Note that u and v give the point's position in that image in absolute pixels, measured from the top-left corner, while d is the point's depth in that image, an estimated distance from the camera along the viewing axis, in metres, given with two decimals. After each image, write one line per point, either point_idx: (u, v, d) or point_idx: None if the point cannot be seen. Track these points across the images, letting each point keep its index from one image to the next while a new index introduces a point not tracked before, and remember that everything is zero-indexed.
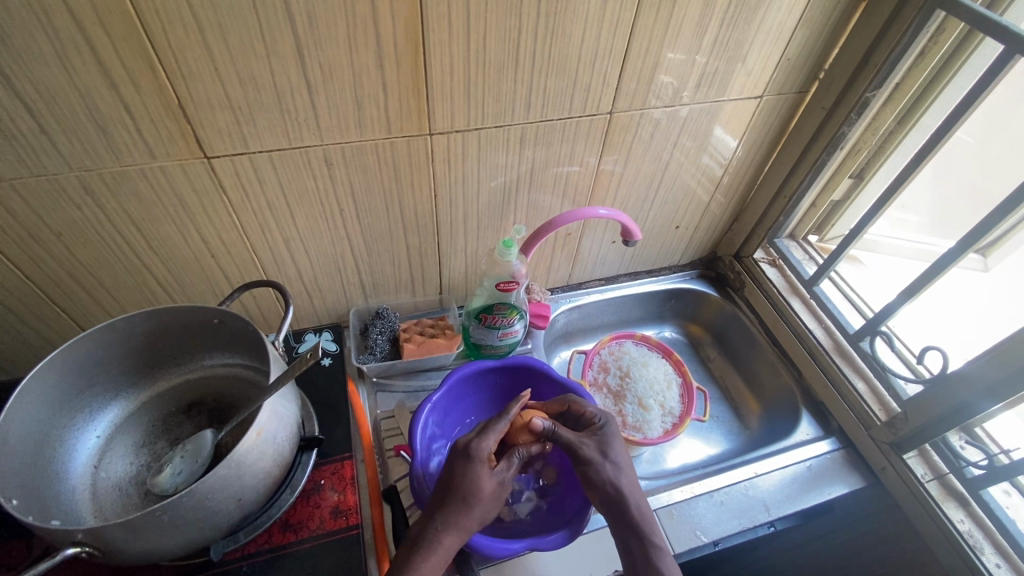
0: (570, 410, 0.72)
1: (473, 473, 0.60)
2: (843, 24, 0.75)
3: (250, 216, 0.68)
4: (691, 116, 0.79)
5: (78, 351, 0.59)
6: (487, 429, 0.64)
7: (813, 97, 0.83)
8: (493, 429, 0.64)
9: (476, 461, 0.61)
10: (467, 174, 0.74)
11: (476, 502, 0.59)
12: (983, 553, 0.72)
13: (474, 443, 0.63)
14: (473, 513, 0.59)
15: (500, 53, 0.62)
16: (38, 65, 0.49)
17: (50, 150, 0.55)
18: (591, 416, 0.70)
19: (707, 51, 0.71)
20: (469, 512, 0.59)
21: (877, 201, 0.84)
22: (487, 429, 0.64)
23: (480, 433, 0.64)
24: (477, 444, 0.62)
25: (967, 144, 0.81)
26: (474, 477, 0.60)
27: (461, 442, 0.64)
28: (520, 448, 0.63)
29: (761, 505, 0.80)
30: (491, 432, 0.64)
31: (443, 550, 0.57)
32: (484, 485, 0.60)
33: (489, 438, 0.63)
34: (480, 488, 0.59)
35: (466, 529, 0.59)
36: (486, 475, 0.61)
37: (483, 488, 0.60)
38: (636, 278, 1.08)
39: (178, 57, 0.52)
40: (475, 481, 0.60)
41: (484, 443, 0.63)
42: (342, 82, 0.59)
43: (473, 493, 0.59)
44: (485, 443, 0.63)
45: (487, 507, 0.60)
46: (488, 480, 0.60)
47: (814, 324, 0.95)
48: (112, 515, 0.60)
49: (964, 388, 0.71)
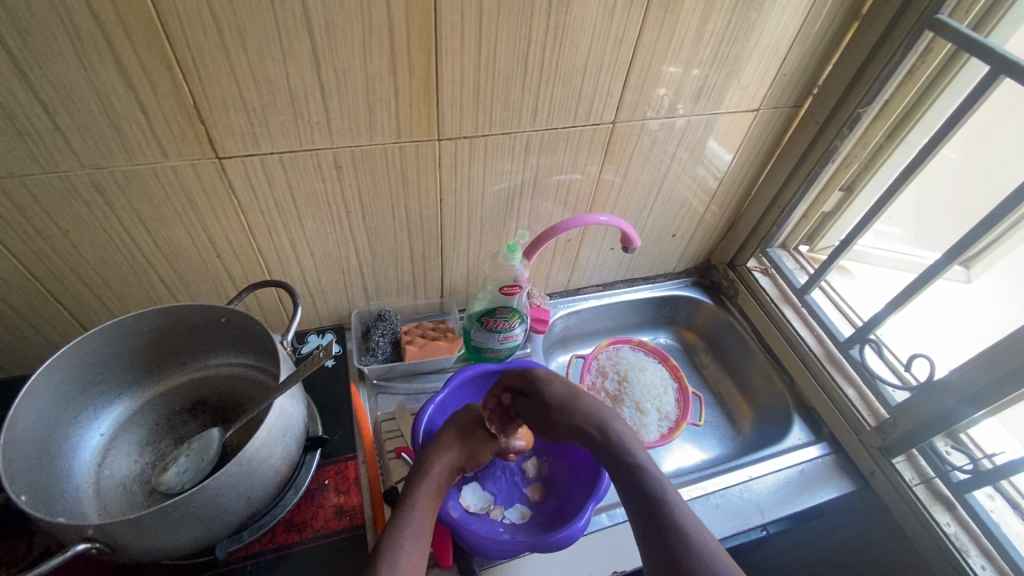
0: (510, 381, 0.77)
1: (463, 414, 0.73)
2: (835, 43, 0.78)
3: (258, 218, 0.69)
4: (689, 128, 0.82)
5: (85, 349, 0.59)
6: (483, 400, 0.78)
7: (806, 111, 0.86)
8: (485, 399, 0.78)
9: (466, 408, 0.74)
10: (472, 179, 0.75)
11: (461, 431, 0.70)
12: (969, 555, 0.74)
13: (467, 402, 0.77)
14: (458, 438, 0.69)
15: (509, 63, 0.64)
16: (55, 61, 0.50)
17: (62, 147, 0.55)
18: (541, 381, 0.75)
19: (706, 65, 0.74)
20: (457, 438, 0.69)
21: (866, 214, 0.87)
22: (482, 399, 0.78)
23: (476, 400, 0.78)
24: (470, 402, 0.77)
25: (951, 160, 0.83)
26: (463, 416, 0.73)
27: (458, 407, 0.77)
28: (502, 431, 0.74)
29: (755, 509, 0.81)
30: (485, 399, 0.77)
31: (437, 468, 0.65)
32: (470, 421, 0.72)
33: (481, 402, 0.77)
34: (466, 422, 0.72)
35: (454, 450, 0.68)
36: (474, 418, 0.73)
37: (467, 422, 0.72)
38: (632, 285, 1.10)
39: (196, 58, 0.53)
40: (463, 417, 0.72)
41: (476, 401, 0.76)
42: (355, 87, 0.60)
43: (461, 425, 0.71)
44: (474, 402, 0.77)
45: (471, 439, 0.71)
46: (475, 421, 0.73)
47: (805, 331, 0.98)
48: (117, 513, 0.60)
49: (950, 395, 0.74)
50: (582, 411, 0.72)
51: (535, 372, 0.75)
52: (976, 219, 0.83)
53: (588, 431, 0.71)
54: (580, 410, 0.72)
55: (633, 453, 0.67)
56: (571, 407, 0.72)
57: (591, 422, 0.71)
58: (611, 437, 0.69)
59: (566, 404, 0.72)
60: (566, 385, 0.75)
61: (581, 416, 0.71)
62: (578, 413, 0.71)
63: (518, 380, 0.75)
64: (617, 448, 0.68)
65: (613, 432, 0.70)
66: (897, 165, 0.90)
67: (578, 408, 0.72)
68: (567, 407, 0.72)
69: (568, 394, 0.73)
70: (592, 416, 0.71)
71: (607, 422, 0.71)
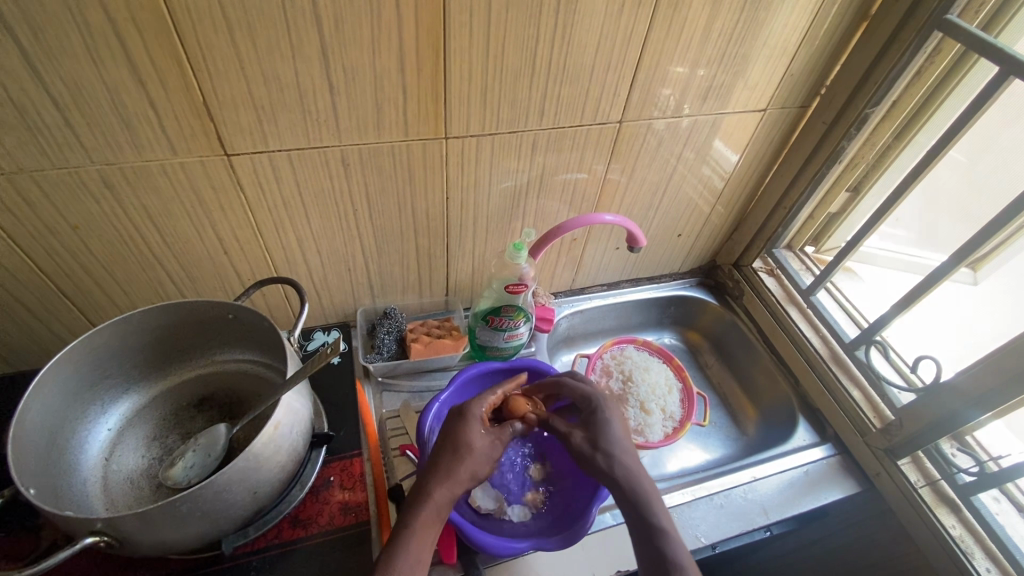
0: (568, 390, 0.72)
1: (465, 429, 0.63)
2: (843, 43, 0.77)
3: (265, 215, 0.69)
4: (695, 128, 0.81)
5: (94, 344, 0.59)
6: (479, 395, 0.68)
7: (813, 111, 0.86)
8: (485, 395, 0.68)
9: (468, 419, 0.64)
10: (479, 178, 0.75)
11: (467, 454, 0.62)
12: (974, 557, 0.74)
13: (466, 404, 0.66)
14: (464, 464, 0.61)
15: (516, 62, 0.64)
16: (67, 58, 0.50)
17: (73, 143, 0.56)
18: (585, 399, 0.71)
19: (714, 64, 0.74)
20: (461, 464, 0.61)
21: (873, 216, 0.87)
22: (480, 395, 0.68)
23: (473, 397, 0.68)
24: (469, 403, 0.66)
25: (958, 162, 0.83)
26: (466, 432, 0.63)
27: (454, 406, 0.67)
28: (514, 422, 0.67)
29: (759, 509, 0.81)
30: (484, 397, 0.68)
31: (438, 498, 0.59)
32: (475, 440, 0.63)
33: (482, 402, 0.67)
34: (470, 442, 0.62)
35: (458, 482, 0.60)
36: (478, 433, 0.64)
37: (473, 442, 0.63)
38: (637, 285, 1.10)
39: (205, 55, 0.53)
40: (466, 435, 0.63)
41: (475, 403, 0.66)
42: (363, 85, 0.60)
43: (464, 446, 0.62)
44: (476, 405, 0.66)
45: (478, 462, 0.62)
46: (479, 437, 0.63)
47: (811, 332, 0.97)
48: (124, 507, 0.60)
49: (956, 398, 0.74)
50: (623, 462, 0.64)
51: (604, 404, 0.69)
52: (982, 220, 0.82)
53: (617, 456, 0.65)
54: (623, 461, 0.64)
55: (660, 515, 0.61)
56: (616, 455, 0.65)
57: (626, 476, 0.63)
58: (640, 493, 0.62)
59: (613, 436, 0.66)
60: (620, 426, 0.68)
61: (623, 470, 0.64)
62: (620, 465, 0.64)
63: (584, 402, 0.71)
64: (643, 505, 0.62)
65: (644, 489, 0.63)
66: (904, 167, 0.89)
67: (622, 455, 0.65)
68: (613, 454, 0.65)
69: (619, 438, 0.67)
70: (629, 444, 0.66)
71: (641, 477, 0.64)
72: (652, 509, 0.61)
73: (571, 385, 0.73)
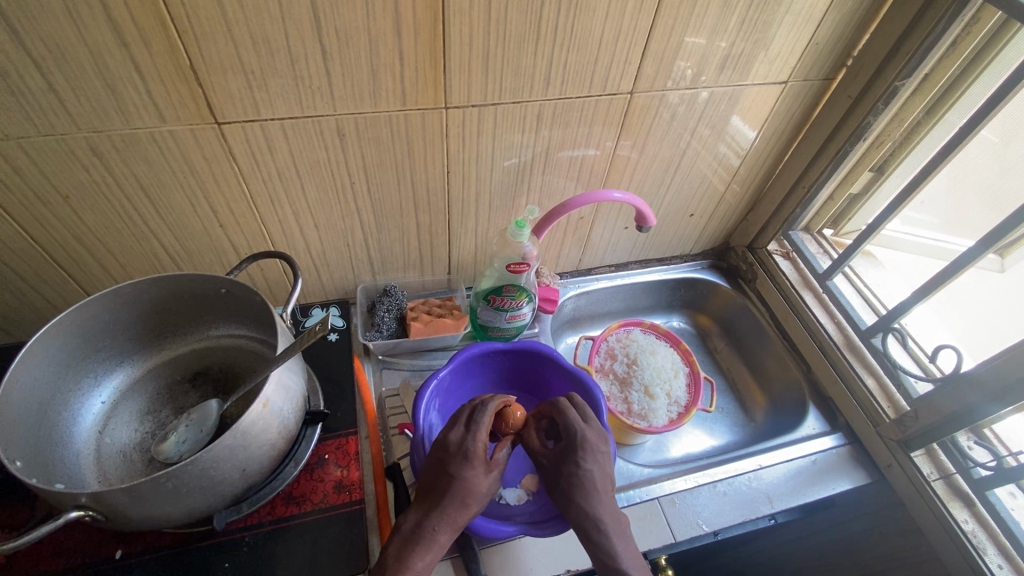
0: (555, 415, 0.67)
1: (472, 476, 0.59)
2: (874, 12, 0.72)
3: (260, 187, 0.67)
4: (711, 101, 0.77)
5: (83, 318, 0.58)
6: (477, 427, 0.62)
7: (839, 84, 0.81)
8: (484, 426, 0.62)
9: (472, 461, 0.60)
10: (480, 152, 0.73)
11: (475, 501, 0.59)
12: (985, 554, 0.72)
13: (467, 443, 0.61)
14: (470, 510, 0.59)
15: (521, 25, 0.60)
16: (46, 18, 0.48)
17: (57, 108, 0.54)
18: (568, 428, 0.64)
19: (732, 33, 0.69)
20: (467, 510, 0.59)
21: (895, 198, 0.82)
22: (478, 427, 0.62)
23: (469, 430, 0.62)
24: (471, 443, 0.61)
25: (990, 142, 0.77)
26: (474, 479, 0.59)
27: (449, 441, 0.62)
28: (507, 442, 0.64)
29: (764, 498, 0.79)
30: (483, 429, 0.62)
31: (442, 543, 0.58)
32: (482, 485, 0.60)
33: (482, 437, 0.62)
34: (478, 488, 0.59)
35: (461, 524, 0.59)
36: (484, 475, 0.60)
37: (482, 488, 0.60)
38: (645, 266, 1.07)
39: (190, 15, 0.50)
40: (473, 481, 0.59)
41: (478, 441, 0.61)
42: (357, 49, 0.57)
43: (473, 493, 0.59)
44: (479, 442, 0.61)
45: (482, 503, 0.61)
46: (485, 480, 0.60)
47: (826, 318, 0.94)
48: (116, 481, 0.60)
49: (975, 391, 0.70)
50: (583, 507, 0.61)
51: (580, 438, 0.63)
52: (1013, 203, 0.78)
53: (574, 492, 0.61)
54: (583, 505, 0.61)
55: (617, 556, 0.59)
56: (576, 500, 0.61)
57: (583, 520, 0.60)
58: (596, 537, 0.60)
59: (581, 479, 0.62)
60: (594, 464, 0.63)
61: (579, 513, 0.61)
62: (578, 508, 0.61)
63: (567, 435, 0.64)
64: (597, 546, 0.60)
65: (600, 531, 0.60)
66: (935, 144, 0.84)
67: (585, 499, 0.61)
68: (572, 495, 0.61)
69: (593, 476, 0.62)
70: (588, 481, 0.62)
71: (601, 517, 0.61)
72: (610, 551, 0.59)
73: (560, 410, 0.66)
